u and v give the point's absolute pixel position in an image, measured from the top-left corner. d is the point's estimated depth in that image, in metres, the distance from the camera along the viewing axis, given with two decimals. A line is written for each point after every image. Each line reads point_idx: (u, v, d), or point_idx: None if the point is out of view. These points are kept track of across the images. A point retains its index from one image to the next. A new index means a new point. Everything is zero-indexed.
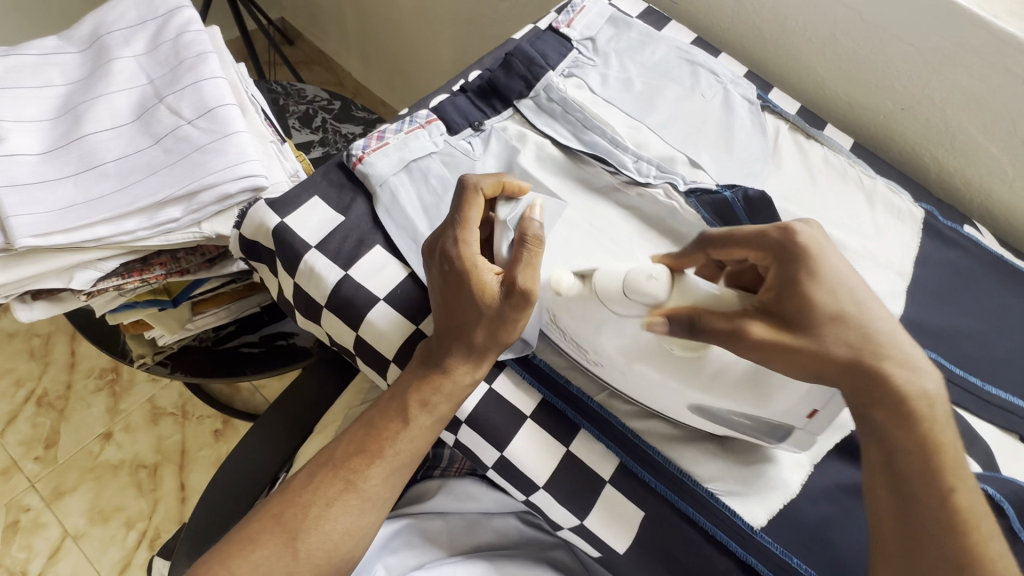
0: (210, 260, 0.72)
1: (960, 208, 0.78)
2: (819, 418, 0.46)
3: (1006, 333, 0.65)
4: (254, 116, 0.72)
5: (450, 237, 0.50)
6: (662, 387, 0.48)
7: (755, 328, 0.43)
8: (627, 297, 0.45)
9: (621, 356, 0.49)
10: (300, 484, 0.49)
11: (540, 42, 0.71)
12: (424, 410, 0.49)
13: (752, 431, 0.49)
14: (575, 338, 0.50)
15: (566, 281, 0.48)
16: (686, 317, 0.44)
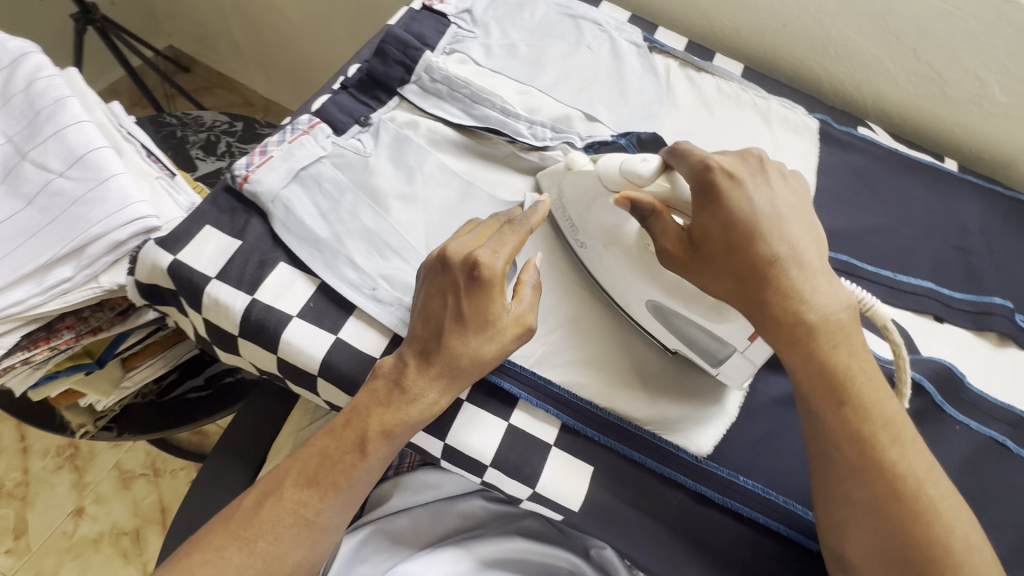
0: (122, 313, 0.69)
1: (855, 111, 0.80)
2: (760, 343, 0.47)
3: (910, 221, 0.68)
4: (133, 155, 0.68)
5: (487, 249, 0.48)
6: (625, 280, 0.53)
7: (666, 239, 0.47)
8: (620, 176, 0.49)
9: (601, 237, 0.53)
10: (246, 514, 0.47)
11: (414, 24, 0.69)
12: (386, 440, 0.48)
13: (702, 348, 0.51)
14: (571, 216, 0.56)
15: (581, 163, 0.54)
16: (646, 206, 0.47)
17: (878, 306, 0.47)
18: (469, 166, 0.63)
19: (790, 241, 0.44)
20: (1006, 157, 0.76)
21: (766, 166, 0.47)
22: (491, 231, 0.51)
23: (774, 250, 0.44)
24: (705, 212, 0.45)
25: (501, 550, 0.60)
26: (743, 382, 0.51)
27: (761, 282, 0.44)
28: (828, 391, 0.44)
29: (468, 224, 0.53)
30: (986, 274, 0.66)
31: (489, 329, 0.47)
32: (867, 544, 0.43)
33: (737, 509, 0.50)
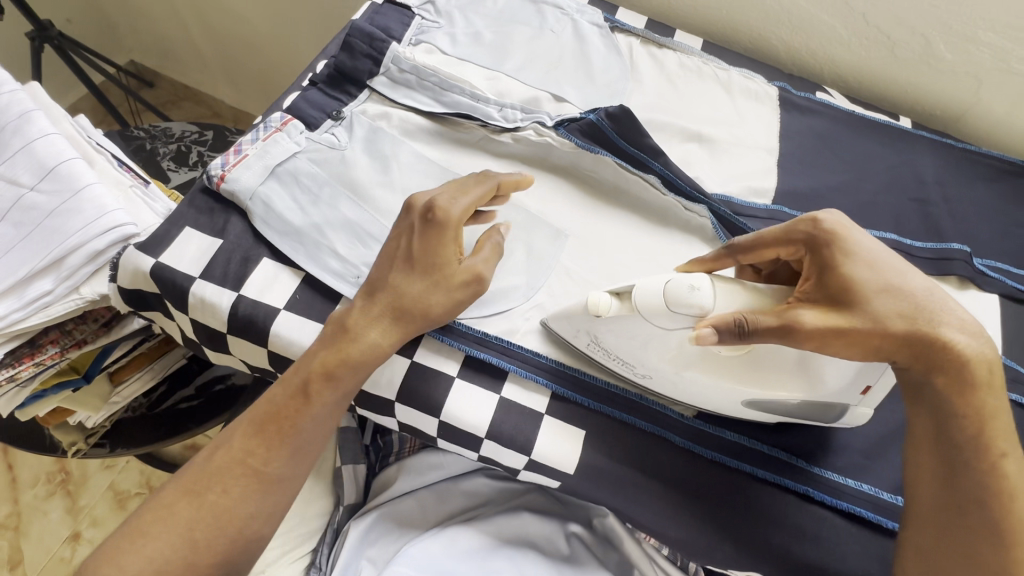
0: (106, 324, 0.69)
1: (812, 78, 0.84)
2: (873, 392, 0.47)
3: (870, 178, 0.71)
4: (104, 166, 0.68)
5: (445, 195, 0.50)
6: (720, 388, 0.47)
7: (806, 318, 0.42)
8: (671, 310, 0.43)
9: (670, 364, 0.47)
10: (201, 467, 0.49)
11: (379, 17, 0.70)
12: (328, 386, 0.49)
13: (813, 415, 0.50)
14: (621, 353, 0.49)
15: (605, 304, 0.47)
16: (735, 324, 0.42)
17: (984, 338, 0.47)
18: (444, 153, 0.64)
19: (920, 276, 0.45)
20: (956, 112, 0.79)
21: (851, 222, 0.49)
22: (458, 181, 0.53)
23: (917, 285, 0.44)
24: (830, 267, 0.44)
25: (508, 526, 0.61)
26: (862, 420, 0.51)
27: (930, 328, 0.43)
28: (974, 438, 0.43)
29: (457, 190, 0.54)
30: (944, 223, 0.69)
31: (440, 276, 0.49)
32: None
33: (724, 460, 0.51)
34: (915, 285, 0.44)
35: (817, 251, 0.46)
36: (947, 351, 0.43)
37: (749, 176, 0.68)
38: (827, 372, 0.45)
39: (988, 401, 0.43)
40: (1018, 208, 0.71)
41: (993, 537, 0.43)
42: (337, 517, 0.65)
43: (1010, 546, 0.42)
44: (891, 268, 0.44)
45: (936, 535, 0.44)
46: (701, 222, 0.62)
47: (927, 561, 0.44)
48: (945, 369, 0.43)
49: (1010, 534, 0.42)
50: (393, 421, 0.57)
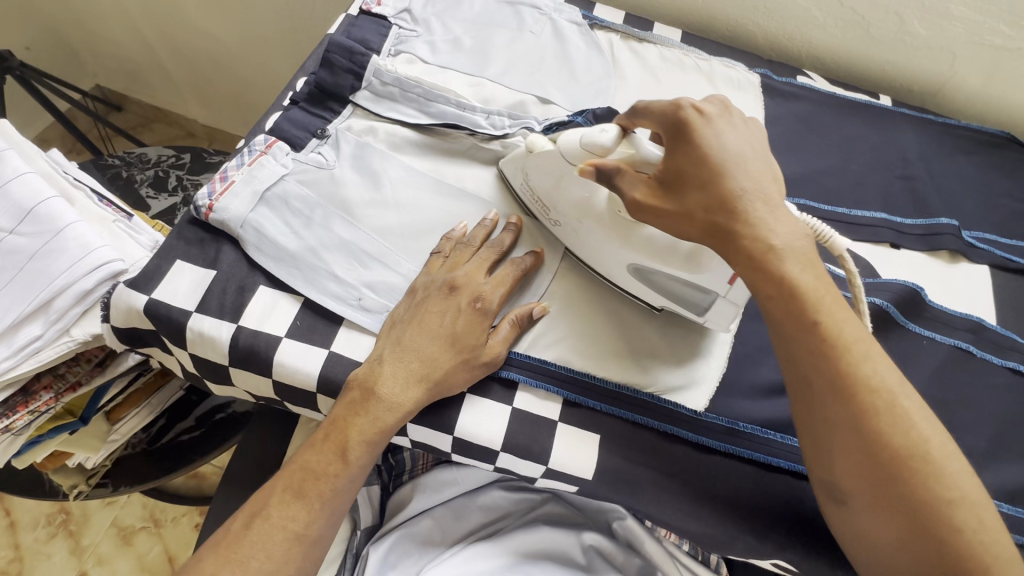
0: (100, 363, 0.67)
1: (791, 62, 0.84)
2: (738, 284, 0.48)
3: (857, 158, 0.71)
4: (83, 202, 0.66)
5: (488, 284, 0.53)
6: (603, 247, 0.53)
7: (637, 191, 0.46)
8: (583, 149, 0.50)
9: (574, 212, 0.54)
10: (236, 536, 0.47)
11: (356, 30, 0.69)
12: (366, 449, 0.49)
13: (686, 302, 0.52)
14: (543, 196, 0.56)
15: (540, 144, 0.54)
16: (611, 171, 0.47)
17: (836, 235, 0.47)
18: (434, 164, 0.63)
19: (750, 178, 0.44)
20: (934, 87, 0.80)
21: (731, 108, 0.47)
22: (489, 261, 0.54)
23: (740, 184, 0.43)
24: (674, 152, 0.45)
25: (527, 539, 0.61)
26: (732, 323, 0.53)
27: (730, 219, 0.43)
28: (794, 315, 0.43)
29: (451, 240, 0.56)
30: (931, 198, 0.70)
31: (467, 349, 0.50)
32: (853, 470, 0.42)
33: (741, 453, 0.52)
34: (735, 183, 0.43)
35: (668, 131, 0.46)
36: (739, 241, 0.43)
37: None
38: (695, 256, 0.48)
39: (796, 276, 0.43)
40: (999, 178, 0.73)
41: (842, 402, 0.42)
42: (355, 542, 0.64)
43: (862, 404, 0.42)
44: None
45: (803, 417, 0.44)
46: None
47: (810, 442, 0.44)
48: (737, 258, 0.43)
49: (855, 392, 0.42)
50: (407, 440, 0.56)
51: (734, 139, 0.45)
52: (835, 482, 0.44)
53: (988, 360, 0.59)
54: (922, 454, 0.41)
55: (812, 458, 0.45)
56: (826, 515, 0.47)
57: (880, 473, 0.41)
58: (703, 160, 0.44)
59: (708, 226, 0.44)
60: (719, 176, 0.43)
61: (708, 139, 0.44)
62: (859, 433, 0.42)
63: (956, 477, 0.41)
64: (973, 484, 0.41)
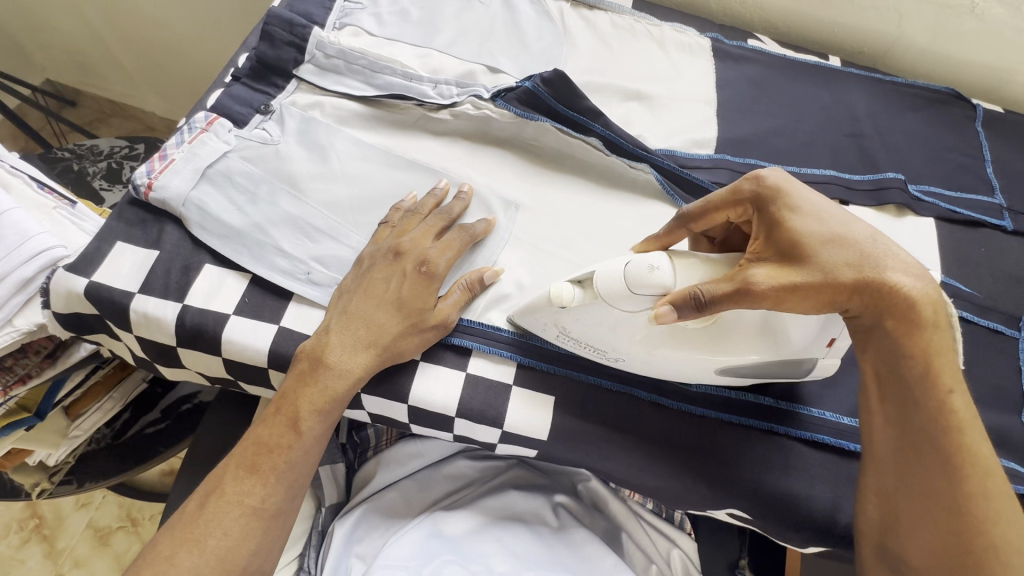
0: (50, 355, 0.66)
1: (743, 26, 0.84)
2: (837, 342, 0.48)
3: (808, 119, 0.72)
4: (20, 187, 0.64)
5: (435, 249, 0.52)
6: (688, 361, 0.48)
7: (765, 274, 0.42)
8: (634, 292, 0.43)
9: (641, 344, 0.47)
10: (191, 515, 0.47)
11: (298, 3, 0.67)
12: (318, 419, 0.49)
13: (779, 374, 0.51)
14: (591, 341, 0.49)
15: (569, 294, 0.46)
16: (693, 298, 0.41)
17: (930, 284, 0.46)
18: (383, 137, 0.62)
19: (866, 226, 0.44)
20: (882, 48, 0.81)
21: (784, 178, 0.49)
22: (438, 228, 0.54)
23: (864, 233, 0.44)
24: (778, 225, 0.44)
25: (494, 505, 0.61)
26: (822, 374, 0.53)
27: (877, 272, 0.42)
28: (923, 377, 0.44)
29: (410, 215, 0.55)
30: (880, 154, 0.71)
31: (414, 314, 0.50)
32: (931, 546, 0.43)
33: (692, 408, 0.53)
34: (859, 236, 0.43)
35: (764, 210, 0.45)
36: (892, 292, 0.42)
37: (691, 129, 0.69)
38: (792, 334, 0.46)
39: (931, 334, 0.43)
40: (945, 133, 0.74)
41: (949, 477, 0.43)
42: (320, 520, 0.64)
43: (969, 484, 0.42)
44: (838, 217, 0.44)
45: (891, 479, 0.45)
46: (647, 179, 0.62)
47: (886, 508, 0.46)
48: (896, 312, 0.43)
49: (962, 470, 0.42)
50: (364, 413, 0.56)
51: (824, 199, 0.45)
52: (903, 556, 0.45)
53: None
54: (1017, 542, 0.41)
55: (886, 528, 0.46)
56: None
57: (961, 553, 0.42)
58: (823, 215, 0.44)
59: (859, 284, 0.42)
60: (850, 230, 0.43)
61: (800, 202, 0.45)
62: (954, 511, 0.42)
63: None
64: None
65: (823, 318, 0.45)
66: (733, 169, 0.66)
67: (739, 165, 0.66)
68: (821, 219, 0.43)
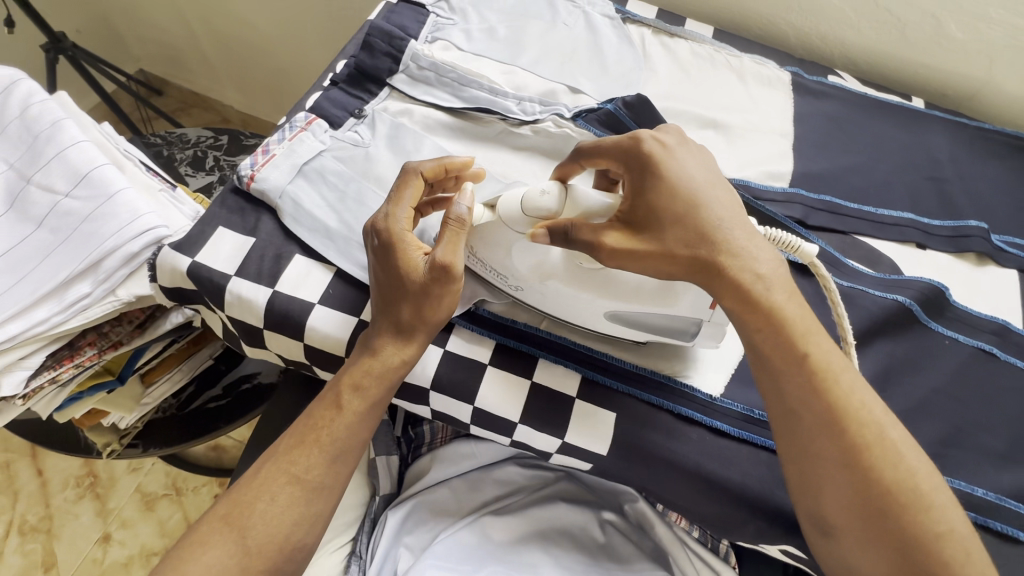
0: (140, 325, 0.71)
1: (823, 62, 0.84)
2: (720, 306, 0.49)
3: (887, 159, 0.71)
4: (133, 170, 0.70)
5: (386, 212, 0.52)
6: (576, 302, 0.51)
7: (609, 236, 0.45)
8: (525, 214, 0.48)
9: (534, 276, 0.51)
10: (245, 481, 0.50)
11: (395, 16, 0.71)
12: (358, 395, 0.51)
13: (672, 332, 0.52)
14: (495, 266, 0.52)
15: (479, 214, 0.50)
16: (564, 228, 0.45)
17: (802, 244, 0.49)
18: (465, 147, 0.65)
19: (723, 205, 0.47)
20: (970, 92, 0.80)
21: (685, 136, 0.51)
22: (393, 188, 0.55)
23: (715, 213, 0.46)
24: (643, 192, 0.47)
25: (540, 516, 0.63)
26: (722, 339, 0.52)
27: (712, 251, 0.45)
28: (779, 350, 0.45)
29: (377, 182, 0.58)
30: (961, 200, 0.69)
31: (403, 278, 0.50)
32: (842, 505, 0.43)
33: (755, 440, 0.53)
34: (710, 214, 0.46)
35: (635, 171, 0.48)
36: (726, 275, 0.45)
37: (765, 161, 0.69)
38: (670, 291, 0.48)
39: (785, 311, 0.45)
40: None
41: (837, 443, 0.43)
42: (373, 508, 0.66)
43: (851, 440, 0.43)
44: (695, 194, 0.46)
45: (795, 453, 0.45)
46: None
47: (800, 477, 0.45)
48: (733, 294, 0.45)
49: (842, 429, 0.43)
50: (427, 411, 0.58)
51: (696, 168, 0.48)
52: (828, 518, 0.45)
53: (1011, 363, 0.59)
54: (910, 487, 0.42)
55: (802, 495, 0.46)
56: (814, 550, 0.47)
57: (870, 509, 0.42)
58: (675, 193, 0.46)
59: (697, 262, 0.45)
60: (697, 210, 0.46)
61: (672, 171, 0.47)
62: (844, 465, 0.43)
63: (947, 512, 0.42)
64: (961, 516, 0.43)
65: (683, 287, 0.48)
66: (807, 205, 0.66)
67: (812, 202, 0.66)
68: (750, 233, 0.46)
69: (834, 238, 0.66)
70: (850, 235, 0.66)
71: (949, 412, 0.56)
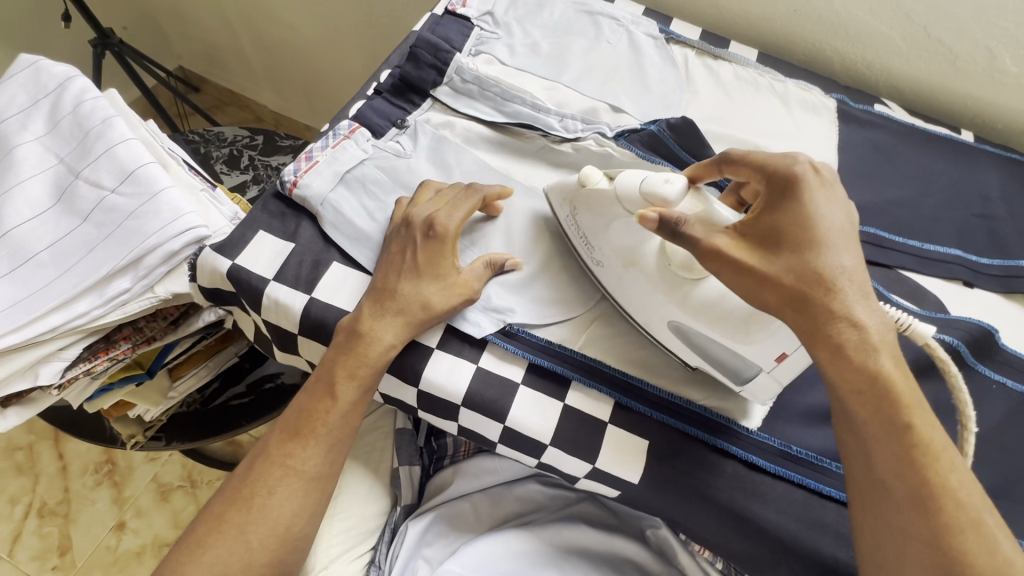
0: (174, 321, 0.72)
1: (868, 89, 0.82)
2: (788, 363, 0.46)
3: (934, 194, 0.69)
4: (177, 169, 0.71)
5: (443, 211, 0.55)
6: (650, 300, 0.51)
7: (718, 240, 0.44)
8: (641, 196, 0.48)
9: (619, 257, 0.52)
10: (241, 478, 0.51)
11: (440, 28, 0.71)
12: (351, 385, 0.51)
13: (728, 370, 0.50)
14: (586, 233, 0.54)
15: (595, 179, 0.52)
16: (678, 220, 0.46)
17: (916, 325, 0.46)
18: (506, 162, 0.65)
19: (850, 257, 0.43)
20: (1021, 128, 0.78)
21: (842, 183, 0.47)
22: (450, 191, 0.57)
23: (839, 261, 0.43)
24: (775, 212, 0.45)
25: (561, 536, 0.61)
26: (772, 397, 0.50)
27: (826, 297, 0.42)
28: (870, 410, 0.42)
29: (424, 186, 0.58)
30: (1011, 240, 0.67)
31: (438, 280, 0.53)
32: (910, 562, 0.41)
33: (791, 477, 0.51)
34: (831, 259, 0.43)
35: (774, 189, 0.46)
36: (829, 320, 0.42)
37: None
38: (756, 326, 0.45)
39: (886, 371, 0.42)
40: None
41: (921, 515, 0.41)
42: (394, 517, 0.65)
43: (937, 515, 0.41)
44: (826, 236, 0.43)
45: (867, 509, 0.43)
46: None
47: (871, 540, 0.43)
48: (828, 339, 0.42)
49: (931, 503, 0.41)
50: (454, 427, 0.57)
51: (838, 215, 0.44)
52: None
53: None
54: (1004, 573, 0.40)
55: (869, 547, 0.44)
56: None
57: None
58: (807, 224, 0.44)
59: (795, 295, 0.43)
60: (819, 248, 0.43)
61: (815, 207, 0.44)
62: (921, 516, 0.41)
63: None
64: None
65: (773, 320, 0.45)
66: None
67: None
68: (870, 296, 0.43)
69: (877, 271, 0.64)
70: (894, 269, 0.65)
71: (993, 460, 0.54)
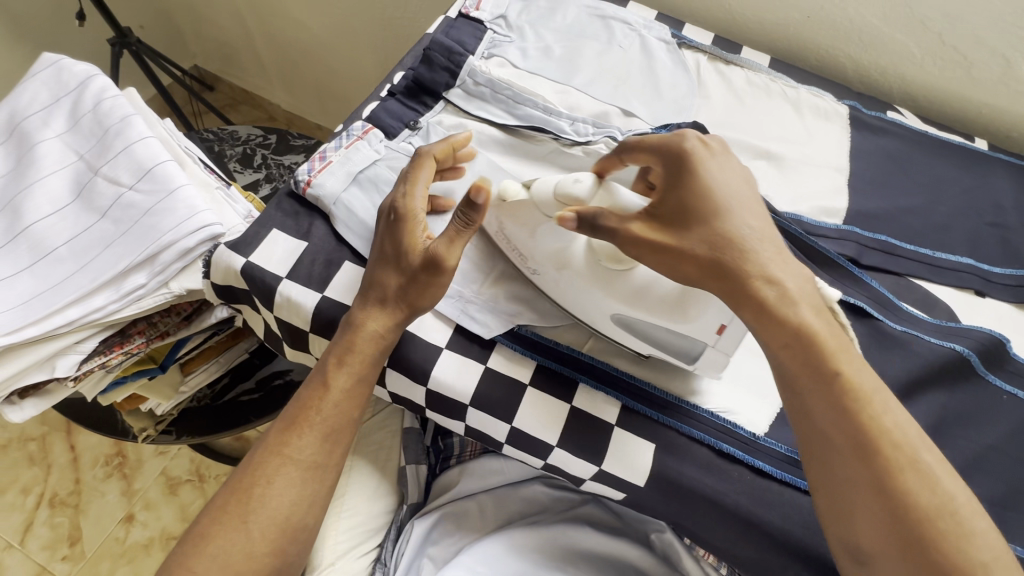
0: (187, 317, 0.73)
1: (881, 96, 0.82)
2: (727, 335, 0.48)
3: (947, 202, 0.69)
4: (193, 168, 0.72)
5: (401, 192, 0.54)
6: (588, 300, 0.52)
7: (635, 225, 0.47)
8: (556, 198, 0.51)
9: (551, 262, 0.53)
10: (241, 470, 0.51)
11: (454, 30, 0.72)
12: (346, 374, 0.52)
13: (676, 351, 0.51)
14: (518, 245, 0.55)
15: (513, 190, 0.53)
16: (592, 214, 0.48)
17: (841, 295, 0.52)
18: (516, 166, 0.66)
19: (752, 221, 0.46)
20: None
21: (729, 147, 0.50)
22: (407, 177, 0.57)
23: (741, 226, 0.46)
24: (677, 189, 0.48)
25: (565, 538, 0.62)
26: (723, 371, 0.51)
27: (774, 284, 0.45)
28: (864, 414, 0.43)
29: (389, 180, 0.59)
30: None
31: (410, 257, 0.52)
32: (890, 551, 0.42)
33: (799, 484, 0.51)
34: (735, 224, 0.46)
35: (670, 169, 0.48)
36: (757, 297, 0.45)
37: (819, 196, 0.67)
38: (691, 306, 0.48)
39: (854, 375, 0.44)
40: None
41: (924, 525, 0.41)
42: (401, 514, 0.66)
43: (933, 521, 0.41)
44: (725, 201, 0.46)
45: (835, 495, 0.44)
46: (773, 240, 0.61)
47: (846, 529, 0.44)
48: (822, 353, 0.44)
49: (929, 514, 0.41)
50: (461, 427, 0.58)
51: (732, 179, 0.48)
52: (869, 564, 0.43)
53: None
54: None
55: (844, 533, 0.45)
56: None
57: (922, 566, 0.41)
58: (707, 197, 0.46)
59: (726, 273, 0.45)
60: (721, 216, 0.46)
61: (709, 177, 0.47)
62: (928, 525, 0.41)
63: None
64: None
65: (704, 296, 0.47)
66: (861, 243, 0.64)
67: (866, 240, 0.65)
68: (783, 261, 0.46)
69: (887, 279, 0.64)
70: (905, 277, 0.64)
71: (1002, 471, 0.54)
